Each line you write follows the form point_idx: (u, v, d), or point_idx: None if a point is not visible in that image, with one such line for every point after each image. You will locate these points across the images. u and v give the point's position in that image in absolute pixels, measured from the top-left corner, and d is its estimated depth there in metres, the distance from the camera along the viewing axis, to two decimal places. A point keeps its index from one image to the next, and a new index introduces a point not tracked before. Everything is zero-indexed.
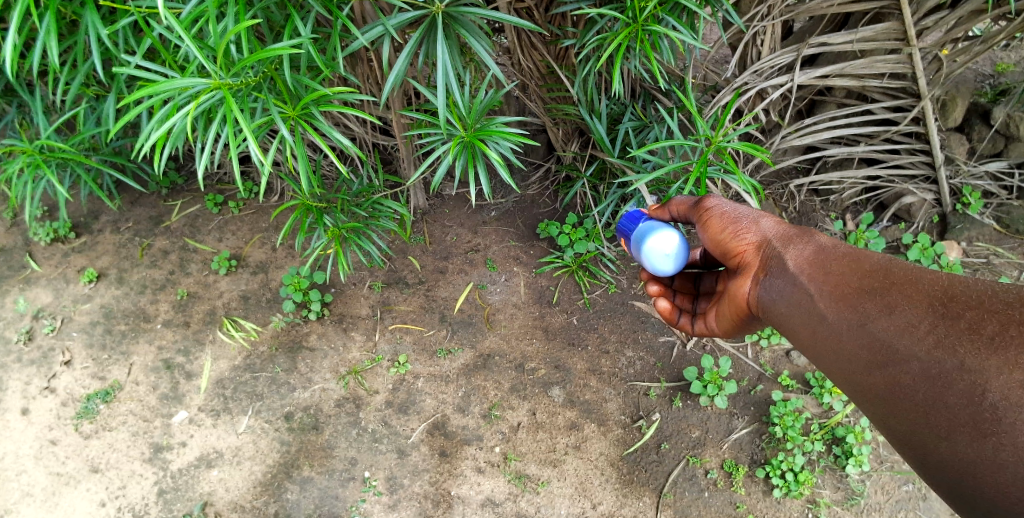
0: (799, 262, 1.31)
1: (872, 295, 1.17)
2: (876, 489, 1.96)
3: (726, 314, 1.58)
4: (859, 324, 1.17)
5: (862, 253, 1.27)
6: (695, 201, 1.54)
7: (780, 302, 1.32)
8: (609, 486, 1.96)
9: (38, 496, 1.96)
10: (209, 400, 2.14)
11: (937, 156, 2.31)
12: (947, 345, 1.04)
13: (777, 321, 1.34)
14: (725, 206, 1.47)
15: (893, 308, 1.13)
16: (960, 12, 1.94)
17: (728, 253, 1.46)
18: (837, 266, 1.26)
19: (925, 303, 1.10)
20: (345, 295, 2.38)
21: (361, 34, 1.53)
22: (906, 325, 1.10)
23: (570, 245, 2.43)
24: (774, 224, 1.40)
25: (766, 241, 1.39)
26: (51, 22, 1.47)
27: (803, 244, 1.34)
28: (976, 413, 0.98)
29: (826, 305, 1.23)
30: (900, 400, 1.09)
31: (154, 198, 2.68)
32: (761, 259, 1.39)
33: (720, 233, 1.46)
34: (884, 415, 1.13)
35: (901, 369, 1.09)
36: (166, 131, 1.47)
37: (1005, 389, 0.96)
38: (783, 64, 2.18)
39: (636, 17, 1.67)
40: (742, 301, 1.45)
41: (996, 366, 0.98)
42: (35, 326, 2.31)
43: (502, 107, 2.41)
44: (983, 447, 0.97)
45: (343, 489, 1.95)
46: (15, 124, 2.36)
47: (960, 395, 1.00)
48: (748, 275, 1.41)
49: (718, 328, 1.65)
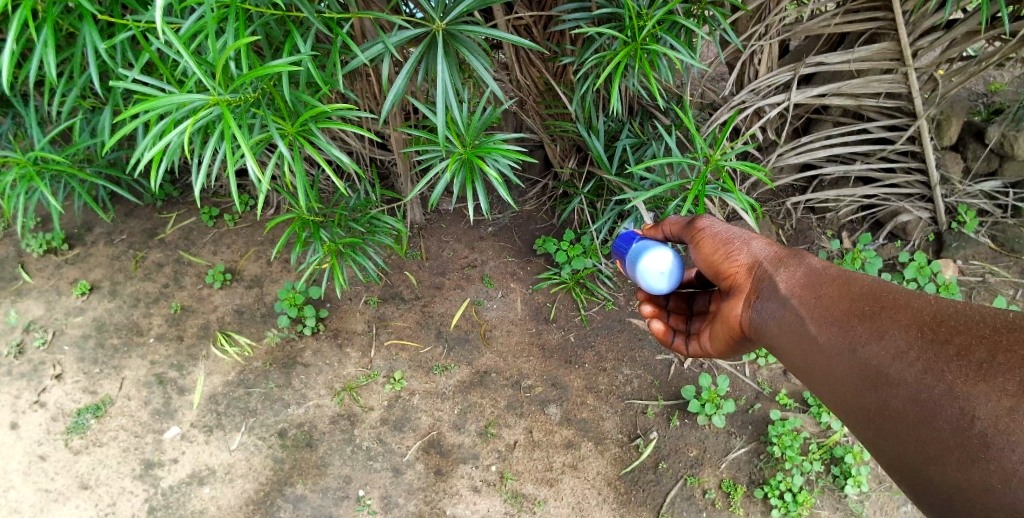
0: (790, 284, 1.32)
1: (861, 318, 1.16)
2: (874, 510, 1.95)
3: (718, 335, 1.58)
4: (850, 348, 1.15)
5: (853, 275, 1.25)
6: (688, 221, 1.57)
7: (773, 324, 1.34)
8: (607, 506, 1.94)
9: (26, 513, 1.93)
10: (201, 416, 2.11)
11: (932, 175, 2.32)
12: (935, 371, 1.01)
13: (772, 343, 1.36)
14: (717, 227, 1.50)
15: (882, 332, 1.11)
16: (955, 33, 1.96)
17: (721, 273, 1.49)
18: (826, 288, 1.26)
19: (913, 327, 1.08)
20: (341, 311, 2.36)
21: (360, 51, 1.52)
22: (895, 350, 1.08)
23: (568, 262, 2.43)
24: (766, 245, 1.43)
25: (758, 262, 1.41)
26: (48, 35, 1.46)
27: (794, 266, 1.35)
28: (964, 439, 0.94)
29: (817, 327, 1.22)
30: (891, 424, 1.07)
31: (149, 210, 2.66)
32: (753, 279, 1.41)
33: (712, 254, 1.49)
34: (877, 439, 1.11)
35: (891, 394, 1.07)
36: (162, 148, 1.45)
37: (992, 416, 0.92)
38: (781, 83, 2.19)
39: (635, 36, 1.67)
40: (735, 321, 1.47)
41: (983, 392, 0.94)
42: (26, 339, 2.28)
43: (500, 123, 2.42)
44: (971, 473, 0.93)
45: (336, 508, 1.92)
46: (10, 134, 2.34)
47: (948, 421, 0.97)
48: (740, 295, 1.43)
49: (712, 348, 1.64)
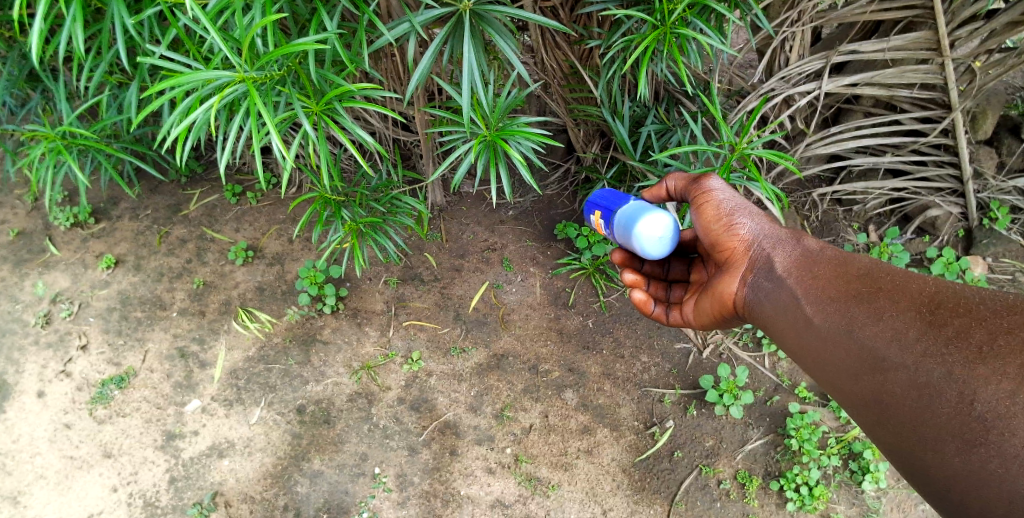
0: (787, 265, 1.35)
1: (860, 301, 1.18)
2: (891, 506, 1.94)
3: (705, 309, 1.58)
4: (846, 330, 1.16)
5: (848, 257, 1.30)
6: (694, 179, 1.52)
7: (767, 304, 1.36)
8: (621, 493, 1.95)
9: (51, 479, 1.97)
10: (222, 390, 2.14)
11: (965, 169, 2.27)
12: (935, 354, 1.02)
13: (763, 323, 1.38)
14: (724, 194, 1.47)
15: (880, 315, 1.13)
16: (995, 23, 1.90)
17: (717, 245, 1.48)
18: (822, 269, 1.30)
19: (912, 310, 1.10)
20: (360, 290, 2.37)
21: (386, 30, 1.51)
22: (893, 332, 1.09)
23: (588, 247, 2.41)
24: (763, 222, 1.44)
25: (756, 239, 1.42)
26: (76, 10, 1.45)
27: (792, 246, 1.38)
28: (964, 424, 0.95)
29: (812, 309, 1.25)
30: (887, 408, 1.07)
31: (173, 186, 2.69)
32: (750, 257, 1.42)
33: (714, 223, 1.47)
34: (871, 423, 1.11)
35: (888, 377, 1.08)
36: (188, 124, 1.45)
37: (993, 399, 0.93)
38: (811, 71, 2.14)
39: (664, 19, 1.64)
40: (728, 299, 1.47)
41: (984, 375, 0.95)
42: (52, 310, 2.32)
43: (523, 106, 2.40)
44: (971, 459, 0.94)
45: (353, 484, 1.95)
46: (38, 109, 2.37)
47: (947, 405, 0.98)
48: (736, 272, 1.44)
49: (695, 320, 1.65)
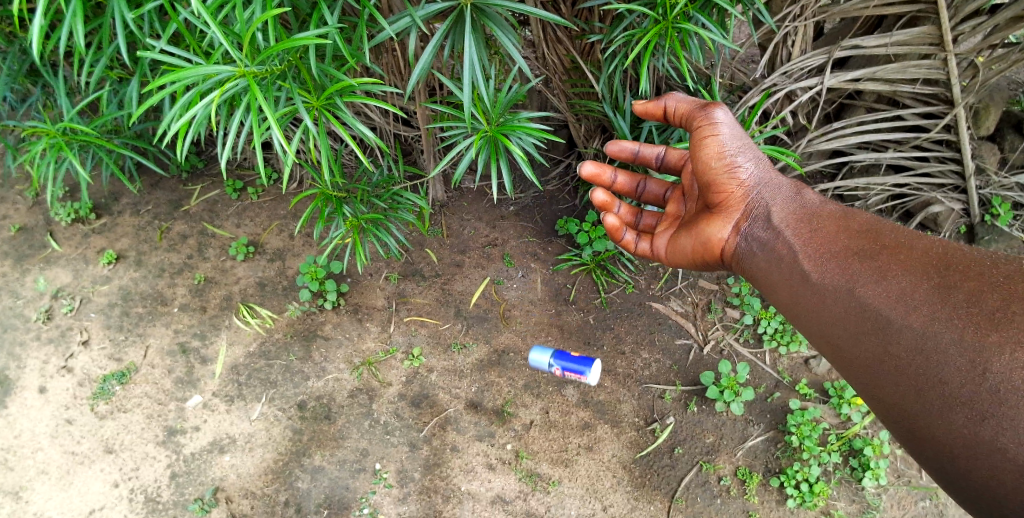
0: (784, 216, 1.48)
1: (865, 263, 1.24)
2: (891, 503, 1.94)
3: (683, 247, 1.70)
4: (850, 290, 1.23)
5: (854, 218, 1.37)
6: (701, 109, 1.54)
7: (762, 257, 1.48)
8: (621, 489, 1.95)
9: (53, 474, 1.98)
10: (223, 386, 2.15)
11: (967, 165, 2.26)
12: (941, 319, 1.07)
13: (758, 277, 1.49)
14: (728, 132, 1.52)
15: (887, 277, 1.19)
16: (999, 18, 1.87)
17: (714, 187, 1.56)
18: (827, 232, 1.37)
19: (919, 273, 1.15)
20: (361, 286, 2.37)
21: (387, 25, 1.50)
22: (899, 292, 1.15)
23: (589, 243, 2.38)
24: (763, 168, 1.55)
25: (755, 187, 1.54)
26: (76, 4, 1.44)
27: (790, 197, 1.52)
28: (974, 394, 1.00)
29: (816, 271, 1.32)
30: (889, 368, 1.13)
31: (174, 181, 2.69)
32: (747, 205, 1.54)
33: (717, 162, 1.53)
34: (870, 381, 1.17)
35: (892, 338, 1.13)
36: (188, 120, 1.45)
37: (1006, 369, 0.97)
38: (813, 66, 2.13)
39: (666, 14, 1.63)
40: (717, 245, 1.60)
41: (995, 343, 1.00)
42: (54, 305, 2.33)
43: (524, 101, 2.40)
44: (981, 429, 0.98)
45: (353, 480, 1.95)
46: (39, 104, 2.36)
47: (956, 373, 1.02)
48: (731, 218, 1.56)
49: (666, 254, 1.78)
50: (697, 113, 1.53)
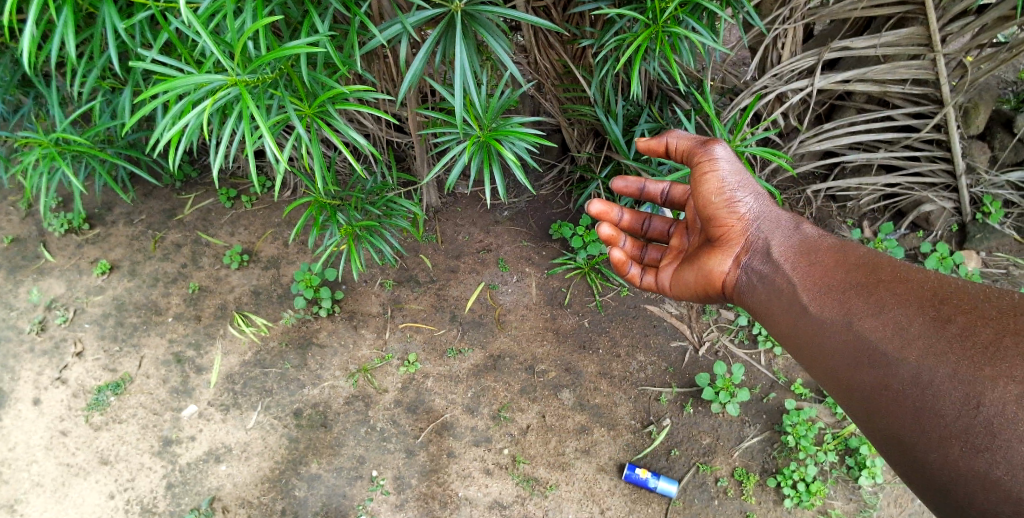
0: (784, 251, 1.45)
1: (861, 295, 1.22)
2: (888, 502, 1.94)
3: (685, 280, 1.67)
4: (847, 322, 1.21)
5: (850, 248, 1.36)
6: (700, 145, 1.53)
7: (762, 289, 1.45)
8: (618, 493, 1.95)
9: (48, 487, 1.97)
10: (218, 395, 2.14)
11: (957, 164, 2.27)
12: (937, 353, 1.05)
13: (758, 309, 1.46)
14: (726, 167, 1.51)
15: (883, 309, 1.17)
16: (986, 19, 1.89)
17: (714, 221, 1.55)
18: (824, 263, 1.36)
19: (915, 305, 1.14)
20: (356, 293, 2.37)
21: (378, 31, 1.51)
22: (896, 325, 1.13)
23: (583, 247, 2.40)
24: (764, 204, 1.53)
25: (755, 220, 1.52)
26: (67, 14, 1.43)
27: (789, 233, 1.49)
28: (968, 426, 0.98)
29: (813, 302, 1.30)
30: (884, 401, 1.10)
31: (167, 191, 2.68)
32: (746, 238, 1.52)
33: (716, 197, 1.51)
34: (866, 414, 1.14)
35: (890, 371, 1.10)
36: (180, 129, 1.44)
37: (1000, 402, 0.95)
38: (804, 68, 2.14)
39: (656, 18, 1.64)
40: (718, 278, 1.57)
41: (990, 376, 0.98)
42: (47, 317, 2.32)
43: (517, 106, 2.40)
44: (975, 462, 0.95)
45: (350, 488, 1.95)
46: (31, 115, 2.36)
47: (951, 406, 1.00)
48: (732, 252, 1.53)
49: (671, 288, 1.75)
50: (697, 149, 1.52)
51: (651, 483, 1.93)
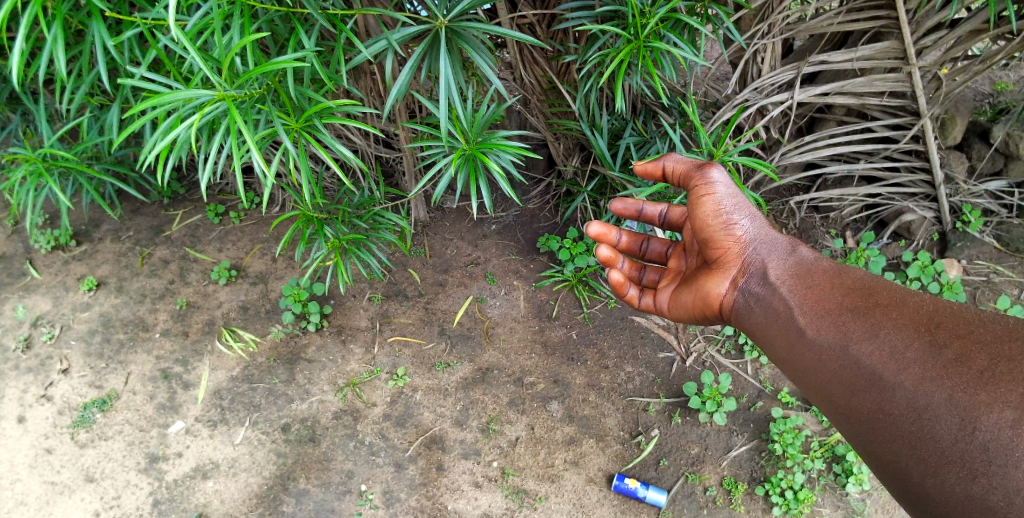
0: (781, 273, 1.46)
1: (858, 318, 1.23)
2: (876, 508, 1.95)
3: (683, 302, 1.68)
4: (843, 346, 1.22)
5: (845, 271, 1.38)
6: (695, 168, 1.56)
7: (759, 311, 1.46)
8: (608, 504, 1.94)
9: (32, 505, 1.94)
10: (206, 411, 2.13)
11: (936, 174, 2.32)
12: (933, 378, 1.06)
13: (756, 331, 1.47)
14: (722, 190, 1.53)
15: (877, 333, 1.18)
16: (959, 32, 1.93)
17: (712, 243, 1.56)
18: (820, 285, 1.37)
19: (909, 329, 1.15)
20: (344, 307, 2.37)
21: (364, 48, 1.52)
22: (891, 349, 1.14)
23: (571, 259, 2.42)
24: (760, 224, 1.54)
25: (752, 243, 1.52)
26: (58, 31, 1.43)
27: (785, 256, 1.49)
28: (964, 451, 0.98)
29: (809, 324, 1.31)
30: (883, 425, 1.11)
31: (156, 207, 2.69)
32: (744, 260, 1.52)
33: (713, 219, 1.53)
34: (865, 439, 1.15)
35: (886, 395, 1.12)
36: (169, 143, 1.42)
37: (996, 428, 0.96)
38: (784, 81, 2.18)
39: (637, 33, 1.66)
40: (716, 300, 1.58)
41: (985, 402, 0.99)
42: (33, 334, 2.30)
43: (504, 121, 2.45)
44: (971, 488, 0.96)
45: (339, 502, 1.93)
46: (19, 132, 2.37)
47: (947, 431, 1.01)
48: (728, 273, 1.55)
49: (669, 310, 1.75)
50: (694, 172, 1.55)
51: (641, 493, 1.93)
